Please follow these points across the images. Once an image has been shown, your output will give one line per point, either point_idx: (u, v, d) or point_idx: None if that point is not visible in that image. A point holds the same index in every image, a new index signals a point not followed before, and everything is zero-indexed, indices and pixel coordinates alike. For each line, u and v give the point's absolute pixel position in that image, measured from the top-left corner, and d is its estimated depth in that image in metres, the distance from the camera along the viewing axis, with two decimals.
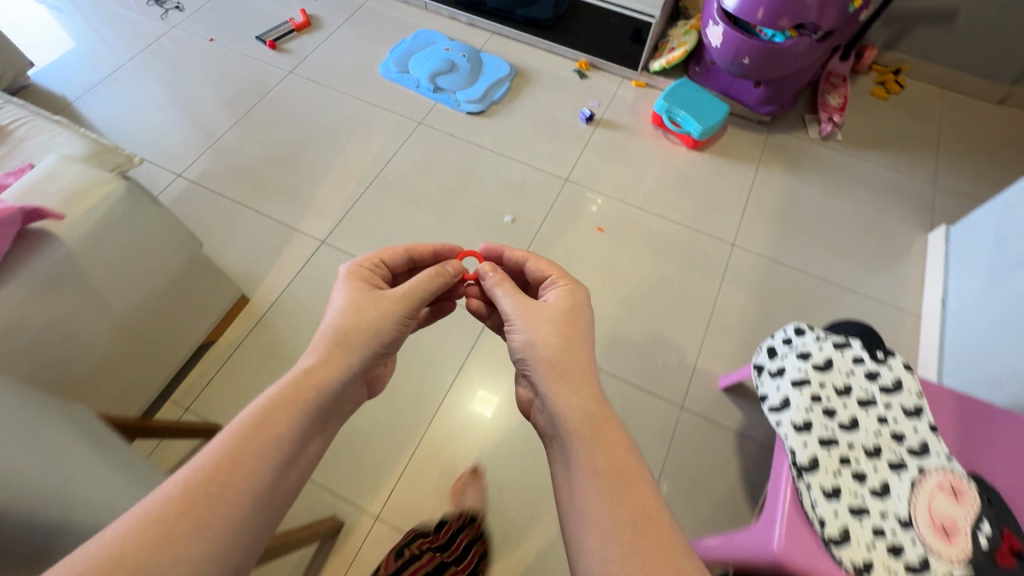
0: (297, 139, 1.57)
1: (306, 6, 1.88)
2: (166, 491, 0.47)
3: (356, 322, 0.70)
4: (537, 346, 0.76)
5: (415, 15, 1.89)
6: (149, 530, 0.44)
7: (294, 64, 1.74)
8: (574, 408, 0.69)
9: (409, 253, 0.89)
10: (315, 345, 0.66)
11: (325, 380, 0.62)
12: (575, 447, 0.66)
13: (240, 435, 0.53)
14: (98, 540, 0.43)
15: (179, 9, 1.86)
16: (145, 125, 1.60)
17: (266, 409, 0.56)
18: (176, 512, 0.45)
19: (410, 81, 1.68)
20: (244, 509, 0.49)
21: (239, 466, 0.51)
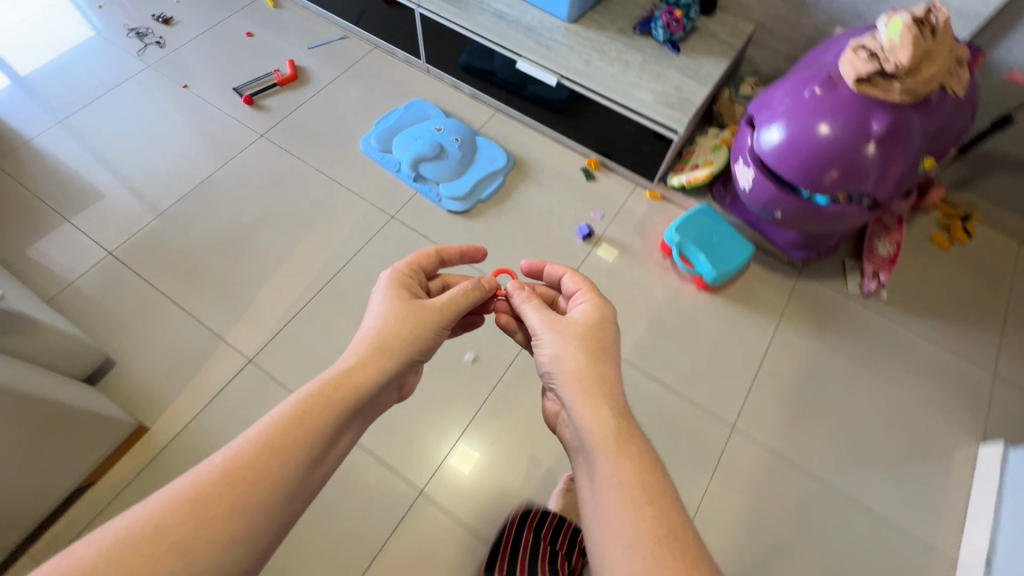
0: (250, 219, 1.38)
1: (296, 57, 1.70)
2: (204, 476, 0.51)
3: (396, 328, 0.73)
4: (567, 360, 0.76)
5: (414, 78, 1.68)
6: (192, 507, 0.49)
7: (268, 125, 1.55)
8: (597, 417, 0.69)
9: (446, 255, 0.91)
10: (355, 346, 0.70)
11: (364, 380, 0.66)
12: (594, 452, 0.66)
13: (276, 427, 0.57)
14: (145, 509, 0.48)
15: (160, 45, 1.69)
16: (89, 179, 1.43)
17: (307, 403, 0.60)
18: (210, 494, 0.50)
19: (391, 163, 1.48)
20: (271, 498, 0.53)
21: (273, 457, 0.55)
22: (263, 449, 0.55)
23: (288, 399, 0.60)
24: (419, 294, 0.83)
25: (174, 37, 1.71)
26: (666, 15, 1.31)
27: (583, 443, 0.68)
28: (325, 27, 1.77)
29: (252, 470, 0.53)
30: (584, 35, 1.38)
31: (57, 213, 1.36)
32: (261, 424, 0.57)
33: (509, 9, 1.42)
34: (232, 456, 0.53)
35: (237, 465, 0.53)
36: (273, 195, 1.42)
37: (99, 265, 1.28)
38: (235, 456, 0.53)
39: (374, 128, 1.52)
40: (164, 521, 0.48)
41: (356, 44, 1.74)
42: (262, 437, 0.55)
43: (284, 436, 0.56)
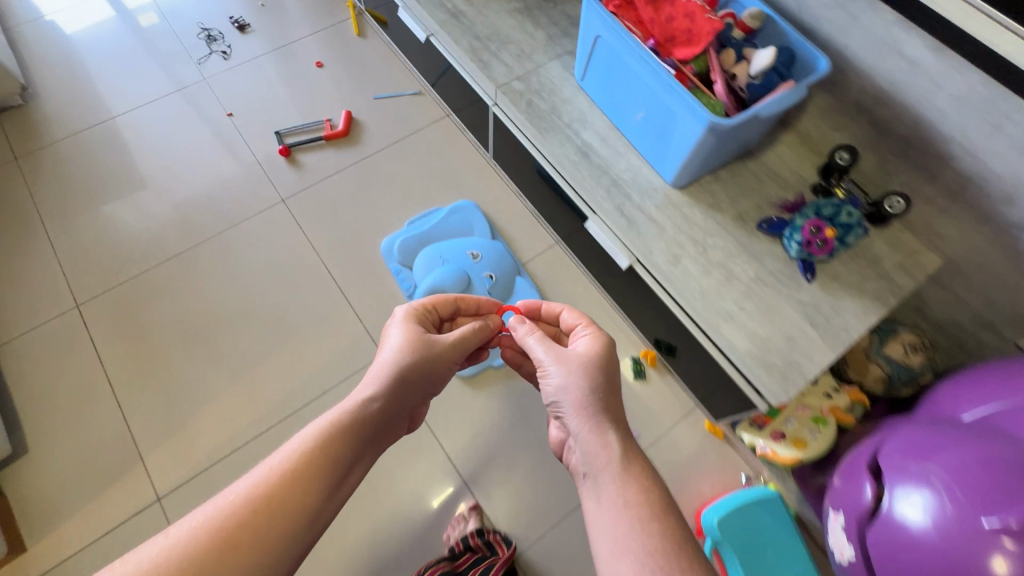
0: (228, 307, 1.19)
1: (356, 106, 1.46)
2: (232, 499, 0.55)
3: (411, 362, 0.77)
4: (576, 393, 0.72)
5: (476, 168, 1.38)
6: (227, 526, 0.53)
7: (295, 188, 1.33)
8: (602, 445, 0.67)
9: (458, 302, 0.91)
10: (375, 376, 0.75)
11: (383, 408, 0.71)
12: (601, 475, 0.65)
13: (301, 453, 0.61)
14: (179, 531, 0.52)
15: (225, 56, 1.52)
16: (96, 205, 1.30)
17: (329, 430, 0.64)
18: (241, 517, 0.54)
19: (406, 282, 1.22)
20: (298, 524, 0.57)
21: (298, 480, 0.59)
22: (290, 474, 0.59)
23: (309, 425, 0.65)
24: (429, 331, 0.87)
25: (242, 47, 1.53)
26: (809, 229, 0.91)
27: (586, 465, 0.67)
28: (400, 76, 1.51)
29: (281, 494, 0.57)
30: (686, 213, 1.00)
31: (49, 237, 1.25)
32: (285, 451, 0.61)
33: (599, 145, 1.06)
34: (258, 480, 0.57)
35: (266, 488, 0.57)
36: (263, 284, 1.21)
37: (60, 318, 1.15)
38: (260, 482, 0.57)
39: (404, 229, 1.27)
40: (200, 544, 0.51)
41: (427, 107, 1.47)
42: (288, 462, 0.59)
43: (308, 463, 0.60)
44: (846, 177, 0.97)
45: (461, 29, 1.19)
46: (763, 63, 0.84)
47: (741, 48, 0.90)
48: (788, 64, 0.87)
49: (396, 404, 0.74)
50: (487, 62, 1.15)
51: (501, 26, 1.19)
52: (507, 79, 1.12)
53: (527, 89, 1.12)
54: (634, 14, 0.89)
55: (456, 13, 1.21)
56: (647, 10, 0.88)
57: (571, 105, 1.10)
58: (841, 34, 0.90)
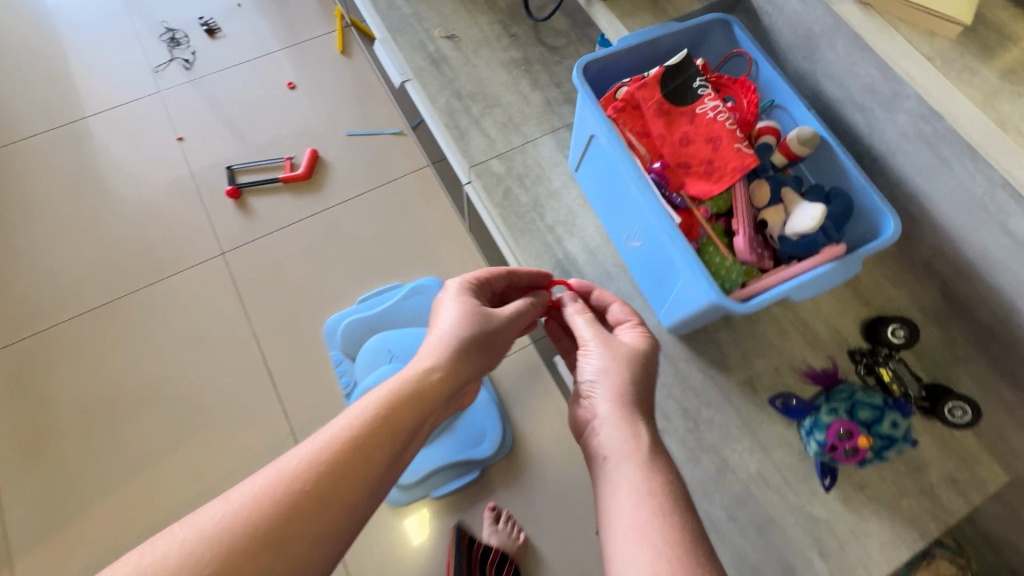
0: (138, 383, 1.03)
1: (327, 142, 1.25)
2: (234, 509, 0.41)
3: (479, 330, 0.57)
4: (617, 375, 0.56)
5: (452, 236, 1.17)
6: (229, 553, 0.39)
7: (238, 239, 1.15)
8: (636, 435, 0.52)
9: (513, 273, 0.68)
10: (432, 348, 0.55)
11: (443, 392, 0.52)
12: (625, 469, 0.50)
13: (329, 454, 0.44)
14: (161, 553, 0.38)
15: (187, 65, 1.32)
16: (16, 236, 1.14)
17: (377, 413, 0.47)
18: (249, 545, 0.39)
19: (344, 376, 1.03)
20: (319, 554, 0.42)
21: (322, 494, 0.43)
22: (315, 482, 0.43)
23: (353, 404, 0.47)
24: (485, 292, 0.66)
25: (208, 55, 1.33)
26: (837, 430, 0.69)
27: (608, 452, 0.52)
28: (380, 108, 1.29)
29: (301, 513, 0.42)
30: (681, 369, 0.78)
31: None
32: (308, 446, 0.45)
33: (584, 260, 0.85)
34: (273, 485, 0.42)
35: (283, 504, 0.41)
36: (183, 359, 1.04)
37: None
38: (272, 490, 0.42)
39: (353, 309, 1.08)
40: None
41: (406, 151, 1.25)
42: (312, 467, 0.43)
43: (341, 468, 0.44)
44: (893, 356, 0.74)
45: (440, 83, 0.97)
46: (806, 224, 0.61)
47: (779, 185, 0.66)
48: (840, 221, 0.64)
49: (460, 382, 0.54)
50: (465, 130, 0.94)
51: (490, 82, 0.97)
52: (484, 157, 0.92)
53: (508, 173, 0.90)
54: (640, 122, 0.66)
55: (438, 60, 0.99)
56: (657, 120, 0.65)
57: (558, 200, 0.88)
58: (921, 175, 0.67)
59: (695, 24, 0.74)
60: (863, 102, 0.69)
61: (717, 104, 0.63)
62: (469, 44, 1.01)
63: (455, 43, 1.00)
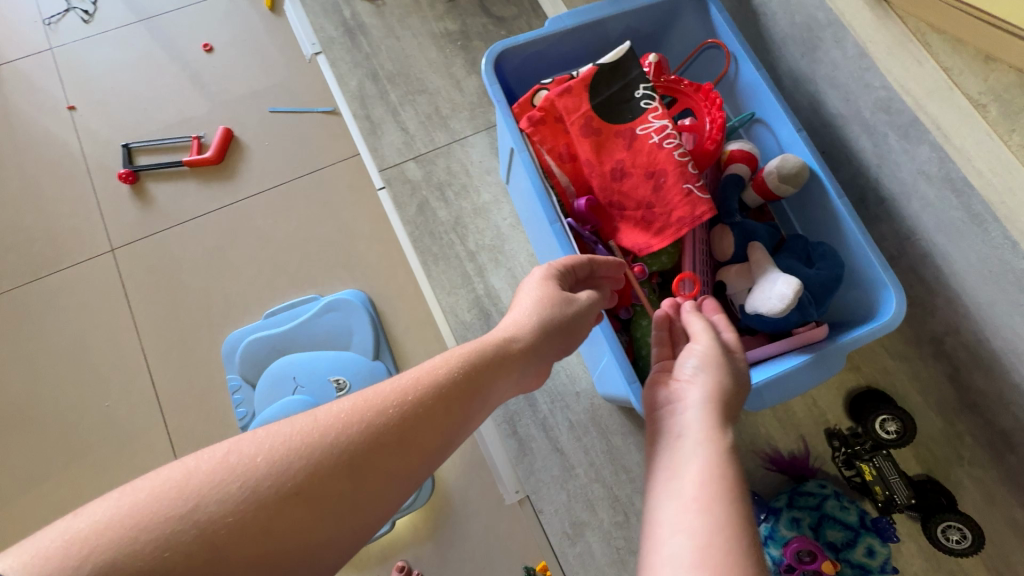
0: (7, 402, 0.89)
1: (244, 120, 1.06)
2: (317, 426, 0.33)
3: (563, 312, 0.45)
4: (719, 365, 0.40)
5: (383, 242, 0.99)
6: (314, 472, 0.31)
7: (131, 232, 0.98)
8: (728, 436, 0.35)
9: (593, 264, 0.48)
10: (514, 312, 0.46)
11: (535, 354, 0.43)
12: (706, 466, 0.33)
13: (414, 397, 0.36)
14: (246, 454, 0.31)
15: (86, 16, 1.11)
16: None
17: (450, 373, 0.39)
18: (327, 475, 0.31)
19: (240, 406, 0.89)
20: (340, 523, 0.32)
21: (405, 436, 0.35)
22: (403, 418, 0.35)
23: (431, 362, 0.39)
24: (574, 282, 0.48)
25: (113, 5, 1.12)
26: (797, 549, 0.58)
27: (684, 443, 0.35)
28: (309, 79, 1.08)
29: (358, 464, 0.33)
30: None
31: None
32: (396, 381, 0.37)
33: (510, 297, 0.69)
34: (359, 412, 0.34)
35: (369, 432, 0.34)
36: (58, 375, 0.90)
37: None
38: (356, 417, 0.34)
39: (258, 324, 0.93)
40: (272, 488, 0.30)
41: (337, 134, 1.05)
42: (399, 403, 0.36)
43: (432, 410, 0.36)
44: (879, 452, 0.62)
45: (354, 59, 0.78)
46: (773, 306, 0.46)
47: (748, 237, 0.51)
48: (824, 295, 0.50)
49: (529, 360, 0.43)
50: (378, 123, 0.76)
51: (416, 61, 0.78)
52: (399, 159, 0.74)
53: (425, 180, 0.73)
54: (564, 139, 0.52)
55: (353, 29, 0.80)
56: (586, 140, 0.50)
57: (484, 217, 0.71)
58: None
59: (657, 3, 0.56)
60: (874, 124, 0.56)
61: (665, 125, 0.49)
62: (394, 10, 0.81)
63: (377, 8, 0.81)
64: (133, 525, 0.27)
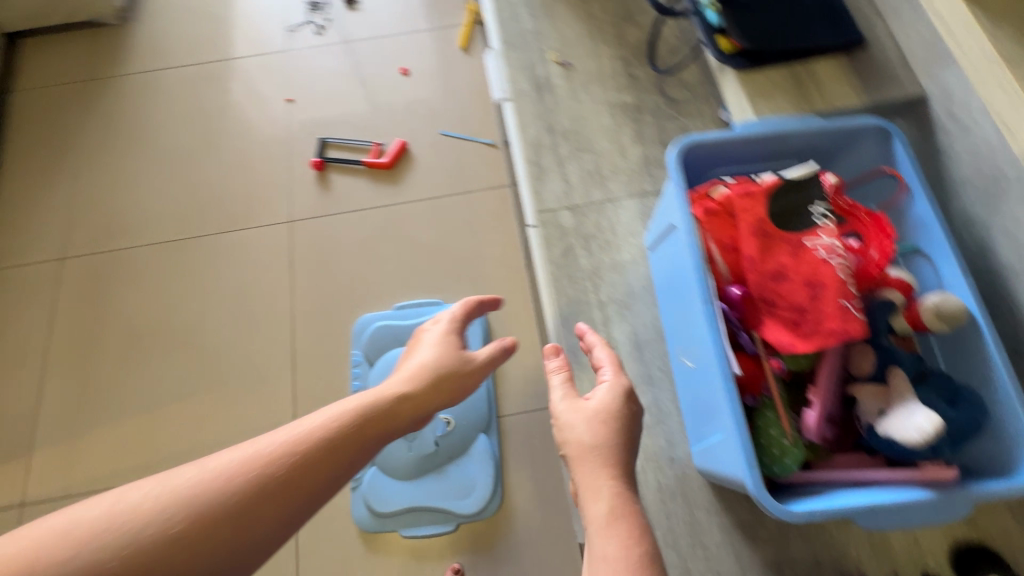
0: (179, 324, 1.07)
1: (418, 137, 1.22)
2: (197, 482, 0.45)
3: (435, 377, 0.62)
4: (581, 436, 0.55)
5: (508, 269, 1.09)
6: (195, 516, 0.44)
7: (307, 210, 1.15)
8: (606, 496, 0.51)
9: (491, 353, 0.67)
10: (408, 376, 0.61)
11: (415, 409, 0.59)
12: (595, 535, 0.49)
13: (304, 448, 0.50)
14: (132, 503, 0.43)
15: (319, 30, 1.34)
16: (125, 155, 1.21)
17: (321, 433, 0.52)
18: (223, 506, 0.45)
19: (357, 379, 1.01)
20: (218, 551, 0.44)
21: (295, 480, 0.48)
22: (273, 471, 0.48)
23: (307, 424, 0.52)
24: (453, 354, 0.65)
25: (340, 26, 1.34)
26: None
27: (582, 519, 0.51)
28: (480, 115, 1.23)
29: (231, 506, 0.45)
30: (697, 519, 0.69)
31: (66, 173, 1.19)
32: (286, 434, 0.51)
33: (628, 352, 0.75)
34: (235, 468, 0.47)
35: (249, 484, 0.46)
36: (221, 315, 1.07)
37: (41, 267, 1.10)
38: (232, 472, 0.46)
39: (389, 313, 1.05)
40: (155, 532, 0.42)
41: (491, 166, 1.18)
42: (273, 459, 0.48)
43: (303, 464, 0.49)
44: None
45: (537, 112, 0.89)
46: (910, 435, 0.48)
47: (888, 361, 0.54)
48: (961, 438, 0.51)
49: (411, 411, 0.59)
50: (544, 171, 0.85)
51: (589, 124, 0.88)
52: (555, 206, 0.82)
53: (575, 229, 0.80)
54: (729, 232, 0.57)
55: (541, 87, 0.90)
56: (753, 237, 0.55)
57: (619, 274, 0.78)
58: None
59: (845, 127, 0.60)
60: None
61: (833, 243, 0.54)
62: (581, 76, 0.91)
63: (567, 72, 0.91)
64: (25, 566, 0.39)
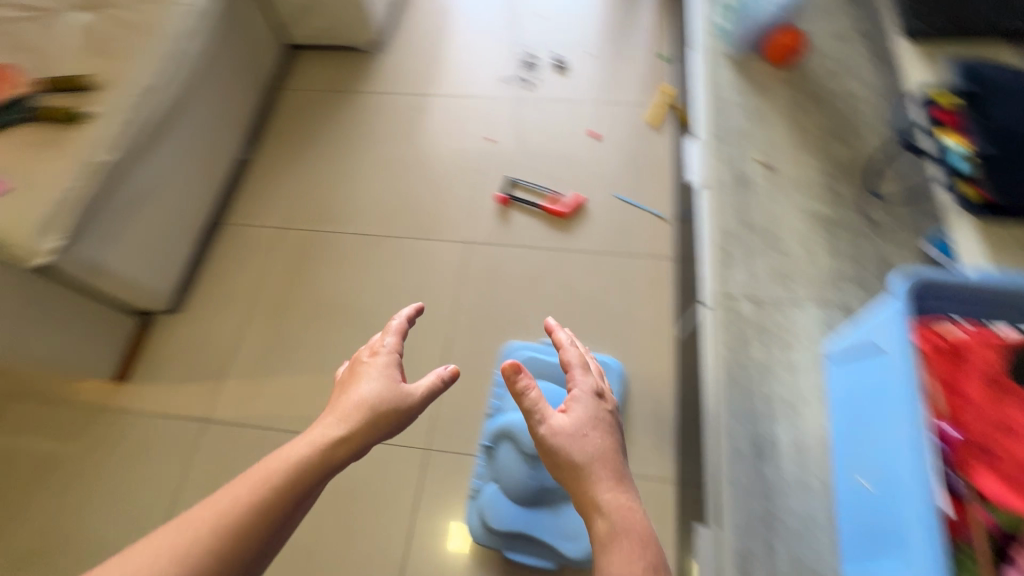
0: (357, 306, 1.23)
1: (594, 196, 1.32)
2: (153, 554, 0.52)
3: (374, 411, 0.66)
4: (573, 451, 0.62)
5: (655, 335, 1.14)
6: None
7: (485, 236, 1.29)
8: (608, 508, 0.59)
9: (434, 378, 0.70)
10: (348, 414, 0.65)
11: (358, 441, 0.64)
12: (607, 544, 0.57)
13: (241, 511, 0.56)
14: None
15: (528, 86, 1.53)
16: (348, 155, 1.44)
17: (267, 488, 0.58)
18: (184, 572, 0.52)
19: (496, 398, 1.09)
20: None
21: (245, 535, 0.56)
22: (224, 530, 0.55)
23: (249, 483, 0.58)
24: (389, 388, 0.68)
25: (547, 86, 1.52)
26: None
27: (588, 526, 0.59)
28: (656, 189, 1.32)
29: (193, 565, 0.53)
30: None
31: (302, 160, 1.44)
32: (216, 507, 0.56)
33: (787, 453, 0.79)
34: (184, 539, 0.53)
35: (204, 546, 0.53)
36: (393, 308, 1.22)
37: (266, 231, 1.33)
38: (185, 540, 0.53)
39: (537, 347, 1.13)
40: None
41: (658, 236, 1.26)
42: (222, 520, 0.55)
43: (252, 519, 0.56)
44: None
45: (735, 205, 0.96)
46: None
47: None
48: None
49: (354, 447, 0.64)
50: (731, 260, 0.92)
51: (784, 225, 0.93)
52: (737, 294, 0.89)
53: (754, 321, 0.87)
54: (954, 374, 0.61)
55: (742, 182, 0.98)
56: (982, 384, 0.61)
57: (789, 375, 0.83)
58: None
59: None
60: None
61: None
62: (784, 180, 0.97)
63: (771, 174, 0.98)
64: None
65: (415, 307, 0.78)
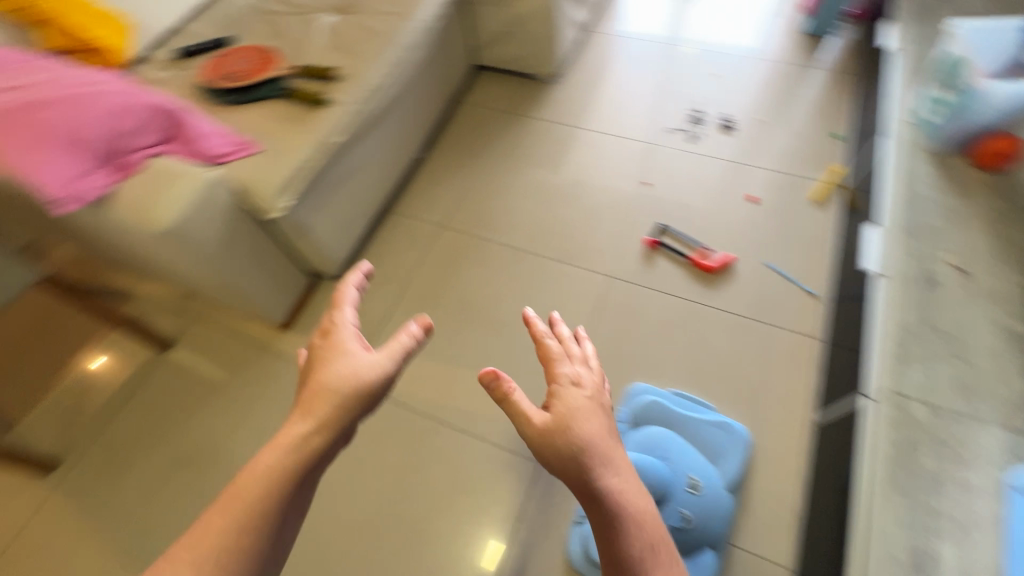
0: (496, 312, 1.30)
1: (744, 259, 1.32)
2: None
3: (341, 388, 0.51)
4: (569, 458, 0.49)
5: (789, 413, 1.11)
6: None
7: (628, 274, 1.33)
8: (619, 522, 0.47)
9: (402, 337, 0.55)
10: (312, 399, 0.50)
11: (332, 426, 0.50)
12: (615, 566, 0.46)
13: (217, 536, 0.43)
14: None
15: (691, 139, 1.56)
16: (510, 173, 1.55)
17: (244, 504, 0.45)
18: None
19: None
20: None
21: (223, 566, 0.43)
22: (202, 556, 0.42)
23: (222, 501, 0.45)
24: (354, 360, 0.53)
25: (709, 143, 1.55)
26: None
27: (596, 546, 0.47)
28: (812, 265, 1.29)
29: None
30: None
31: (469, 169, 1.57)
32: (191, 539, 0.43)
33: None
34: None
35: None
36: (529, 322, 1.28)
37: (427, 225, 1.46)
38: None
39: (663, 395, 1.14)
40: None
41: (806, 314, 1.23)
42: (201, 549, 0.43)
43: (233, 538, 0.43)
44: None
45: (919, 304, 0.96)
46: None
47: None
48: None
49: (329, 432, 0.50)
50: (909, 358, 0.91)
51: (972, 335, 0.91)
52: (910, 394, 0.87)
53: (927, 426, 0.85)
54: None
55: (930, 281, 0.98)
56: None
57: (964, 494, 0.79)
58: None
59: None
60: None
61: None
62: (981, 289, 0.96)
63: (965, 280, 0.97)
64: None
65: (361, 269, 0.60)
